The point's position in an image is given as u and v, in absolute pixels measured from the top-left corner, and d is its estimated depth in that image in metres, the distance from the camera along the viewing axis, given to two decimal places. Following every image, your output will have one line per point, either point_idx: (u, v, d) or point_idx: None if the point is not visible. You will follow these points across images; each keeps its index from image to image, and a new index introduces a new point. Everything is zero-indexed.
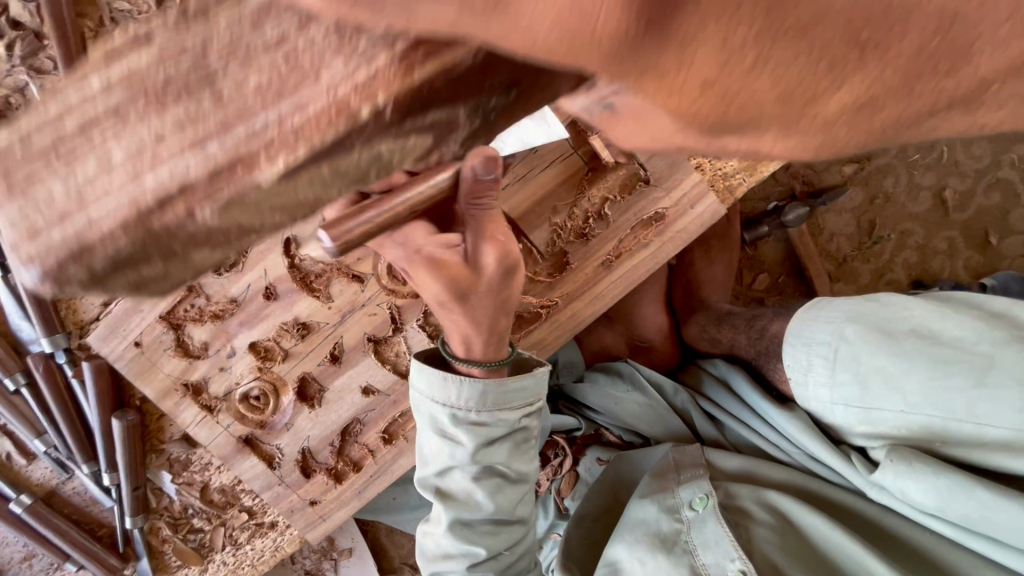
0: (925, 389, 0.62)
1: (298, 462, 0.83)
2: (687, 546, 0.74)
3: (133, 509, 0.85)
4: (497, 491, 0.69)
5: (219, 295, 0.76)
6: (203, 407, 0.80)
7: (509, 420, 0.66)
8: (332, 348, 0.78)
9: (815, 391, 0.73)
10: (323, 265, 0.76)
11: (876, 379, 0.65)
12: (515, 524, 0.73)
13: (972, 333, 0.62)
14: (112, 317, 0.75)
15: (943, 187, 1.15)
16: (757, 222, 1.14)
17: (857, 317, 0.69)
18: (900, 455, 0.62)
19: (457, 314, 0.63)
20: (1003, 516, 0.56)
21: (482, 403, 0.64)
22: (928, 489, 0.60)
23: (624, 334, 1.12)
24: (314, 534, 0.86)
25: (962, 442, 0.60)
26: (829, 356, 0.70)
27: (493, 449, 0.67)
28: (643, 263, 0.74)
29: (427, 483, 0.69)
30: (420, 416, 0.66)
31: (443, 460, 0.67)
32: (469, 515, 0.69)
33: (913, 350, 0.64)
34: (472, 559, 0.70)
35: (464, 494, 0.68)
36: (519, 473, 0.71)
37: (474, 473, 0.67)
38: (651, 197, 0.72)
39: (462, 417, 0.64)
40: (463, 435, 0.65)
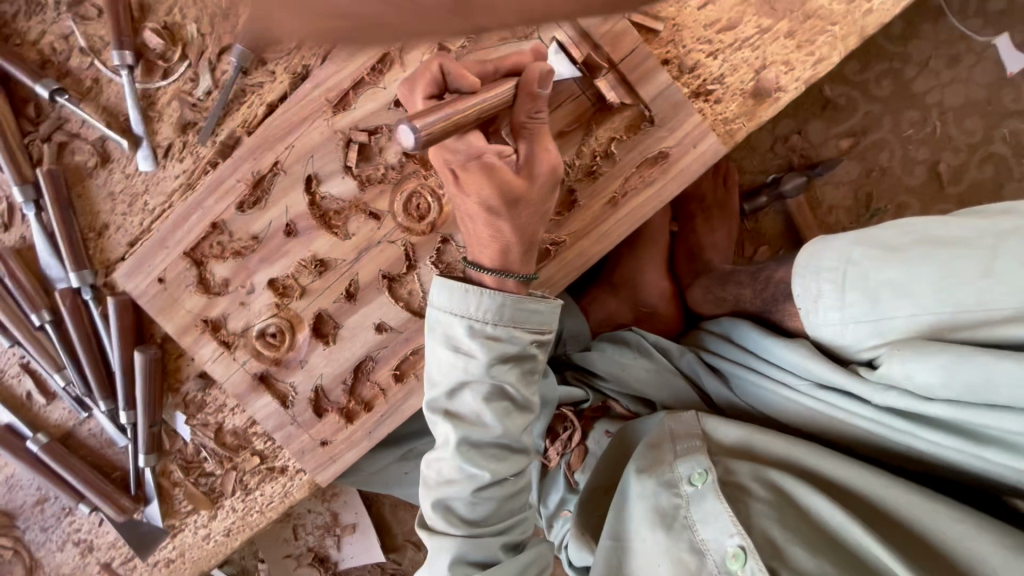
0: (934, 291, 0.63)
1: (311, 401, 0.85)
2: (686, 521, 0.75)
3: (147, 447, 0.87)
4: (507, 415, 0.71)
5: (242, 232, 0.80)
6: (221, 343, 0.83)
7: (524, 339, 0.70)
8: (347, 286, 0.81)
9: (825, 317, 0.73)
10: (342, 202, 0.79)
11: (885, 291, 0.66)
12: (518, 454, 0.74)
13: (975, 230, 0.62)
14: (139, 253, 0.80)
15: (937, 161, 1.19)
16: (756, 193, 1.19)
17: (861, 239, 0.70)
18: (907, 343, 0.64)
19: (497, 226, 0.67)
20: (1004, 376, 0.57)
21: (499, 318, 0.68)
22: (933, 366, 0.61)
23: (628, 300, 1.15)
24: (324, 475, 0.87)
25: (969, 327, 0.61)
26: (837, 280, 0.71)
27: (505, 367, 0.70)
28: (648, 201, 0.77)
29: (436, 407, 0.71)
30: (436, 333, 0.70)
31: (454, 377, 0.70)
32: (477, 437, 0.70)
33: (918, 256, 0.64)
34: (476, 484, 0.71)
35: (473, 415, 0.70)
36: (526, 400, 0.72)
37: (484, 390, 0.69)
38: (654, 137, 0.76)
39: (480, 329, 0.68)
40: (478, 348, 0.68)
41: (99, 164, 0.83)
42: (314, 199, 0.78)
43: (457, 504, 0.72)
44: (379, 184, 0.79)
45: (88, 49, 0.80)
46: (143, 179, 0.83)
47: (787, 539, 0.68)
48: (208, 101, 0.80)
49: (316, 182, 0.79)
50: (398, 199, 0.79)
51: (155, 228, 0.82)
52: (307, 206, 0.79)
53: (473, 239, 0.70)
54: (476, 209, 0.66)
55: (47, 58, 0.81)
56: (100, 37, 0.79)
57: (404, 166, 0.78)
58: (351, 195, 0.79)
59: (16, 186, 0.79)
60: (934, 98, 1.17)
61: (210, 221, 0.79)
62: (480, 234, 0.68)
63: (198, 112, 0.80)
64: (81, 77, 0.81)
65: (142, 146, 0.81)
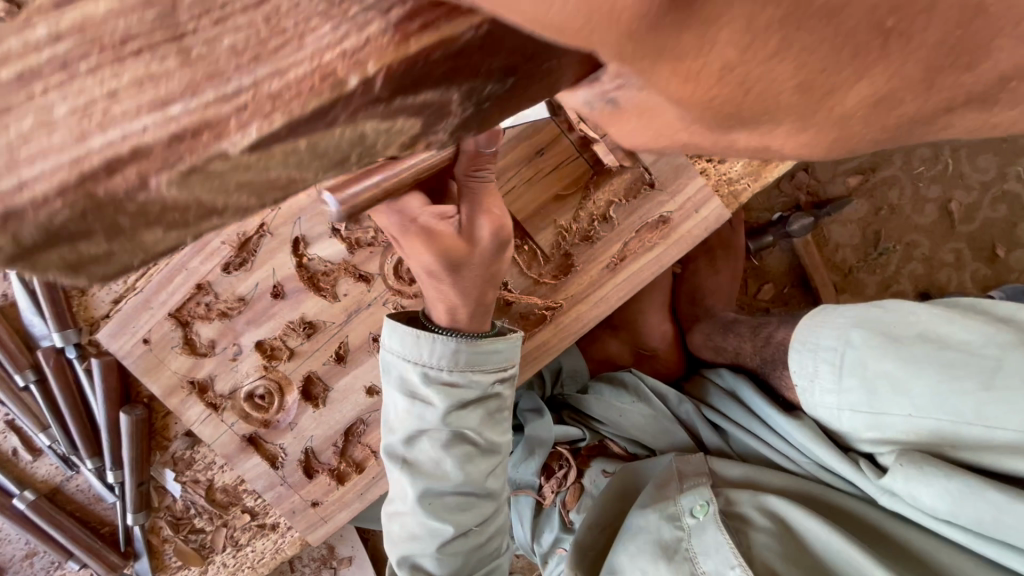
0: (935, 395, 0.62)
1: (301, 463, 0.83)
2: (688, 554, 0.73)
3: (136, 505, 0.86)
4: (468, 461, 0.67)
5: (228, 292, 0.77)
6: (208, 405, 0.81)
7: (484, 381, 0.65)
8: (337, 349, 0.79)
9: (822, 398, 0.72)
10: (331, 264, 0.76)
11: (884, 385, 0.65)
12: (484, 498, 0.70)
13: (981, 337, 0.62)
14: (122, 314, 0.77)
15: (949, 200, 1.15)
16: (762, 231, 1.15)
17: (865, 322, 0.69)
18: (908, 459, 0.63)
19: (455, 282, 0.63)
20: (1013, 517, 0.57)
21: (456, 363, 0.63)
22: (939, 492, 0.61)
23: (630, 343, 1.11)
24: (315, 535, 0.86)
25: (971, 446, 0.61)
26: (835, 362, 0.70)
27: (463, 414, 0.65)
28: (647, 267, 0.75)
29: (393, 453, 0.67)
30: (390, 376, 0.65)
31: (410, 425, 0.65)
32: (436, 487, 0.67)
33: (922, 354, 0.64)
34: (441, 538, 0.67)
35: (432, 465, 0.66)
36: (490, 443, 0.68)
37: (444, 439, 0.65)
38: (655, 201, 0.73)
39: (435, 376, 0.63)
40: (431, 398, 0.63)
41: None
42: (302, 262, 0.76)
43: (422, 554, 0.68)
44: (369, 247, 0.76)
45: None
46: None
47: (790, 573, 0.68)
48: None
49: (303, 245, 0.76)
50: (389, 261, 0.76)
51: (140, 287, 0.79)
52: (294, 268, 0.76)
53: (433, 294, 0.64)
54: (419, 271, 0.63)
55: None
56: None
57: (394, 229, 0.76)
58: (340, 258, 0.76)
59: None
60: None
61: (195, 282, 0.76)
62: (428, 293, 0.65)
63: None
64: None
65: None
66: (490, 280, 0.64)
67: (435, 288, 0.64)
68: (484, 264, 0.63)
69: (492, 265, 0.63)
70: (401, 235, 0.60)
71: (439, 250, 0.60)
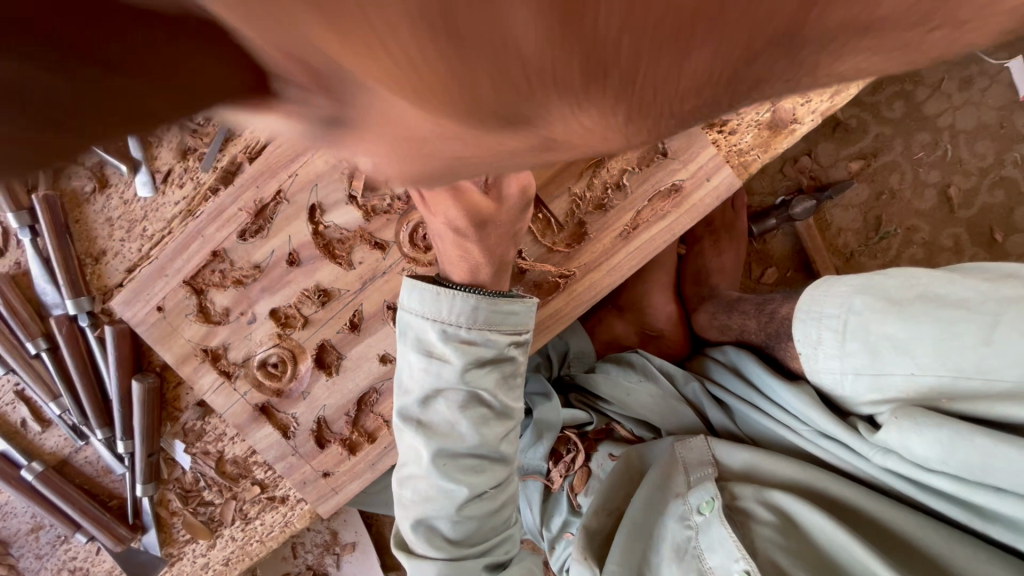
0: (935, 353, 0.61)
1: (313, 432, 0.83)
2: (696, 551, 0.73)
3: (145, 476, 0.85)
4: (483, 423, 0.67)
5: (244, 260, 0.78)
6: (221, 372, 0.81)
7: (500, 342, 0.65)
8: (351, 316, 0.79)
9: (826, 363, 0.72)
10: (346, 231, 0.77)
11: (886, 347, 0.64)
12: (497, 463, 0.70)
13: (976, 293, 0.60)
14: (139, 281, 0.78)
15: (948, 185, 1.17)
16: (764, 215, 1.17)
17: (866, 287, 0.68)
18: (904, 412, 0.63)
19: (474, 244, 0.65)
20: (1003, 460, 0.56)
21: (474, 321, 0.64)
22: (931, 441, 0.60)
23: (636, 323, 1.12)
24: (326, 507, 0.85)
25: (966, 397, 0.60)
26: (838, 329, 0.69)
27: (480, 374, 0.66)
28: (660, 234, 0.76)
29: (408, 416, 0.68)
30: (407, 337, 0.66)
31: (426, 385, 0.66)
32: (452, 449, 0.67)
33: (922, 313, 0.62)
34: (455, 499, 0.67)
35: (447, 426, 0.67)
36: (505, 407, 0.69)
37: (460, 399, 0.66)
38: (667, 169, 0.75)
39: (453, 334, 0.64)
40: (448, 355, 0.64)
41: (98, 189, 0.80)
42: (319, 229, 0.77)
43: (439, 520, 0.68)
44: (385, 215, 0.77)
45: None
46: (143, 205, 0.81)
47: (790, 562, 0.67)
48: None
49: (319, 212, 0.77)
50: (404, 229, 0.77)
51: (154, 256, 0.80)
52: (310, 235, 0.77)
53: (449, 256, 0.68)
54: (444, 229, 0.64)
55: None
56: None
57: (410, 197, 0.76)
58: (356, 225, 0.77)
59: (10, 213, 0.76)
60: (947, 121, 1.15)
61: (211, 250, 0.77)
62: (449, 252, 0.66)
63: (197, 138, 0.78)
64: None
65: (141, 171, 0.79)
66: (512, 239, 0.69)
67: (453, 247, 0.66)
68: (506, 222, 0.66)
69: (517, 221, 0.67)
70: (429, 191, 0.60)
71: (470, 210, 0.62)
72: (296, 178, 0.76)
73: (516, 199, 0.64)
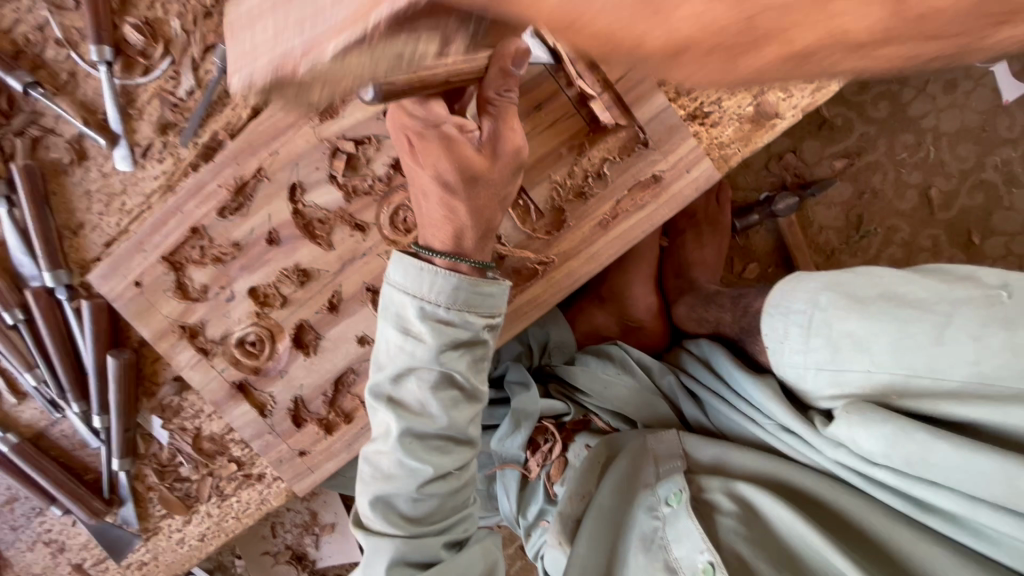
0: (890, 351, 0.62)
1: (290, 411, 0.83)
2: (663, 542, 0.75)
3: (122, 451, 0.86)
4: (453, 405, 0.68)
5: (223, 237, 0.78)
6: (199, 350, 0.81)
7: (477, 324, 0.66)
8: (330, 297, 0.80)
9: (789, 357, 0.73)
10: (327, 212, 0.77)
11: (848, 345, 0.65)
12: (463, 445, 0.71)
13: (935, 294, 0.61)
14: (116, 255, 0.78)
15: (929, 186, 1.19)
16: (748, 210, 1.18)
17: (833, 285, 0.69)
18: (855, 409, 0.64)
19: (458, 204, 0.64)
20: (942, 458, 0.58)
21: (453, 301, 0.65)
22: (877, 435, 0.62)
23: (617, 314, 1.13)
24: (302, 485, 0.86)
25: (915, 395, 0.62)
26: (804, 324, 0.70)
27: (455, 355, 0.67)
28: (640, 223, 0.77)
29: (380, 393, 0.68)
30: (388, 313, 0.66)
31: (401, 363, 0.67)
32: (421, 429, 0.68)
33: (882, 313, 0.63)
34: (418, 478, 0.68)
35: (418, 405, 0.68)
36: (474, 390, 0.70)
37: (432, 379, 0.66)
38: (648, 160, 0.75)
39: (431, 312, 0.65)
40: (426, 334, 0.65)
41: (76, 161, 0.80)
42: (298, 208, 0.77)
43: (400, 497, 0.69)
44: (366, 196, 0.77)
45: (65, 40, 0.76)
46: (122, 179, 0.80)
47: (754, 553, 0.69)
48: (191, 102, 0.78)
49: (300, 191, 0.77)
50: (385, 211, 0.77)
51: (134, 231, 0.80)
52: (290, 214, 0.77)
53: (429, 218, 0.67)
54: (431, 183, 0.63)
55: (20, 49, 0.77)
56: (77, 29, 0.76)
57: (392, 178, 0.77)
58: (336, 206, 0.77)
59: None
60: (930, 122, 1.17)
61: (191, 226, 0.77)
62: (433, 210, 0.65)
63: (179, 113, 0.78)
64: (57, 70, 0.77)
65: (120, 144, 0.78)
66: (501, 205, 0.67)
67: (436, 205, 0.65)
68: (496, 181, 0.64)
69: (506, 185, 0.66)
70: (419, 137, 0.61)
71: (457, 162, 0.61)
72: (276, 156, 0.76)
73: (508, 158, 0.63)
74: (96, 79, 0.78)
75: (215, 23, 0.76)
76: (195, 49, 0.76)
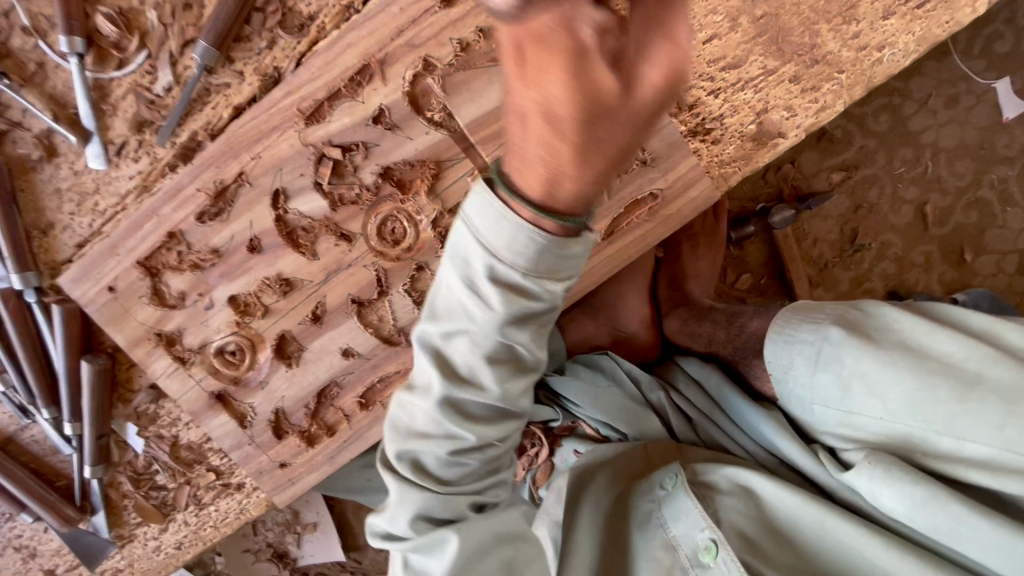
0: (908, 402, 0.63)
1: (270, 423, 0.81)
2: (658, 521, 0.73)
3: (94, 459, 0.83)
4: (509, 376, 0.58)
5: (202, 243, 0.75)
6: (176, 358, 0.78)
7: (554, 293, 0.55)
8: (314, 308, 0.77)
9: (797, 388, 0.74)
10: (312, 220, 0.74)
11: (860, 385, 0.66)
12: (511, 418, 0.62)
13: (961, 348, 0.63)
14: (88, 258, 0.74)
15: (925, 202, 1.18)
16: (745, 221, 1.15)
17: (844, 321, 0.71)
18: (878, 458, 0.63)
19: (558, 142, 0.44)
20: (974, 529, 0.57)
21: (533, 267, 0.52)
22: (902, 496, 0.61)
23: (608, 324, 1.11)
24: (281, 497, 0.84)
25: (942, 458, 0.61)
26: (812, 356, 0.71)
27: (519, 328, 0.56)
28: (635, 244, 0.75)
29: (426, 345, 0.59)
30: (454, 259, 0.55)
31: (457, 321, 0.57)
32: (468, 395, 0.59)
33: (900, 357, 0.65)
34: (458, 443, 0.60)
35: (469, 370, 0.58)
36: (534, 361, 0.60)
37: (488, 347, 0.56)
38: (647, 178, 0.72)
39: (504, 274, 0.53)
40: (493, 300, 0.53)
41: (45, 158, 0.75)
42: (280, 216, 0.73)
43: (430, 459, 0.61)
44: (352, 205, 0.74)
45: (32, 28, 0.71)
46: (95, 177, 0.76)
47: (760, 535, 0.69)
48: (169, 98, 0.74)
49: (283, 198, 0.73)
50: (372, 221, 0.74)
51: (108, 232, 0.76)
52: (272, 222, 0.74)
53: (520, 160, 0.47)
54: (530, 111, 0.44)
55: None
56: (46, 16, 0.71)
57: (380, 188, 0.73)
58: (321, 214, 0.74)
59: None
60: (930, 137, 1.15)
61: (167, 230, 0.74)
62: (529, 148, 0.45)
63: (156, 110, 0.74)
64: (23, 59, 0.72)
65: (92, 141, 0.74)
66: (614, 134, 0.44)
67: (533, 142, 0.45)
68: (614, 105, 0.43)
69: (639, 114, 0.44)
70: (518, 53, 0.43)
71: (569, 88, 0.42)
72: (259, 161, 0.72)
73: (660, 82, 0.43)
74: (67, 70, 0.73)
75: (195, 16, 0.71)
76: (173, 43, 0.72)
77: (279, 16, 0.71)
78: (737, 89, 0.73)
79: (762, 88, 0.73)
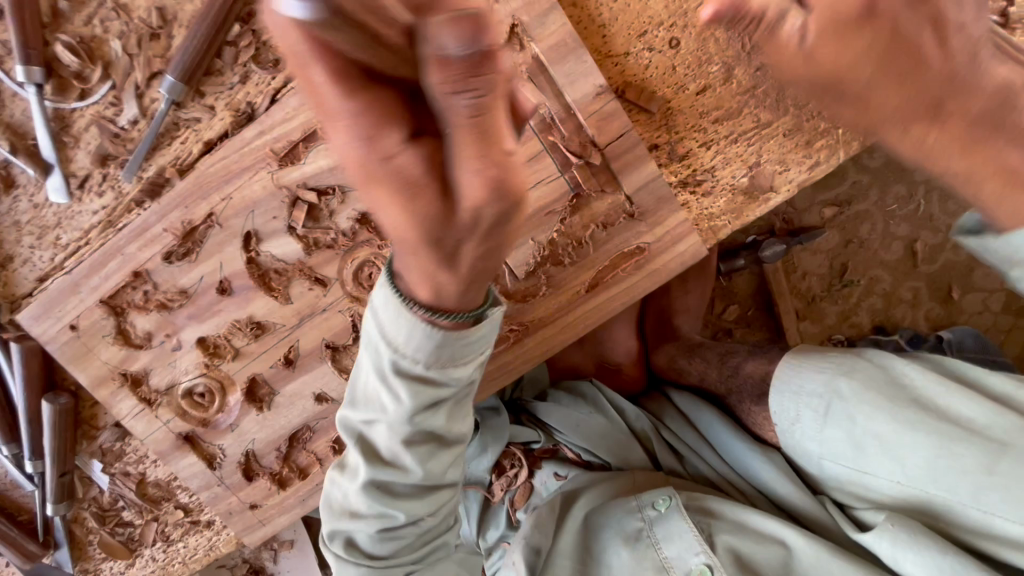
0: (929, 468, 0.63)
1: (240, 464, 0.79)
2: (651, 541, 0.75)
3: (56, 496, 0.80)
4: (430, 456, 0.58)
5: (169, 284, 0.72)
6: (141, 400, 0.76)
7: (463, 377, 0.53)
8: (286, 351, 0.74)
9: (803, 442, 0.74)
10: (285, 263, 0.71)
11: (874, 445, 0.66)
12: (441, 489, 0.62)
13: (983, 416, 0.62)
14: (49, 296, 0.71)
15: (915, 239, 1.17)
16: (734, 253, 1.15)
17: (848, 372, 0.70)
18: (902, 524, 0.62)
19: (415, 248, 0.44)
20: None
21: (434, 359, 0.51)
22: (926, 562, 0.60)
23: (593, 356, 1.09)
24: (251, 538, 0.82)
25: (970, 530, 0.61)
26: (820, 410, 0.71)
27: (432, 412, 0.55)
28: (621, 296, 0.72)
29: (348, 428, 0.59)
30: (366, 347, 0.55)
31: (371, 407, 0.56)
32: (391, 477, 0.58)
33: (916, 419, 0.64)
34: (386, 522, 0.59)
35: (390, 455, 0.58)
36: (457, 435, 0.59)
37: (403, 433, 0.55)
38: (633, 231, 0.70)
39: (407, 368, 0.52)
40: (400, 393, 0.53)
41: (3, 189, 0.71)
42: (252, 258, 0.70)
43: (362, 537, 0.61)
44: (328, 249, 0.71)
45: None
46: (56, 211, 0.72)
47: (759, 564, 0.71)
48: (134, 131, 0.70)
49: (255, 240, 0.70)
50: (348, 266, 0.71)
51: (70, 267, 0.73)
52: (243, 264, 0.71)
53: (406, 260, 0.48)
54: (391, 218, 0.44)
55: None
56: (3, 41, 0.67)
57: (356, 232, 0.71)
58: (295, 258, 0.71)
59: None
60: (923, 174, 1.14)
61: (132, 270, 0.70)
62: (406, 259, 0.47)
63: (120, 143, 0.70)
64: None
65: (53, 174, 0.70)
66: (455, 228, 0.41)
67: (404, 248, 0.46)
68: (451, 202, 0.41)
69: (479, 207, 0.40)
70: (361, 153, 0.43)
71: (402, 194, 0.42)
72: (229, 201, 0.69)
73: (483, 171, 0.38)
74: (26, 99, 0.69)
75: (162, 47, 0.67)
76: (139, 74, 0.68)
77: (253, 50, 0.67)
78: (730, 141, 0.71)
79: (755, 140, 0.70)
